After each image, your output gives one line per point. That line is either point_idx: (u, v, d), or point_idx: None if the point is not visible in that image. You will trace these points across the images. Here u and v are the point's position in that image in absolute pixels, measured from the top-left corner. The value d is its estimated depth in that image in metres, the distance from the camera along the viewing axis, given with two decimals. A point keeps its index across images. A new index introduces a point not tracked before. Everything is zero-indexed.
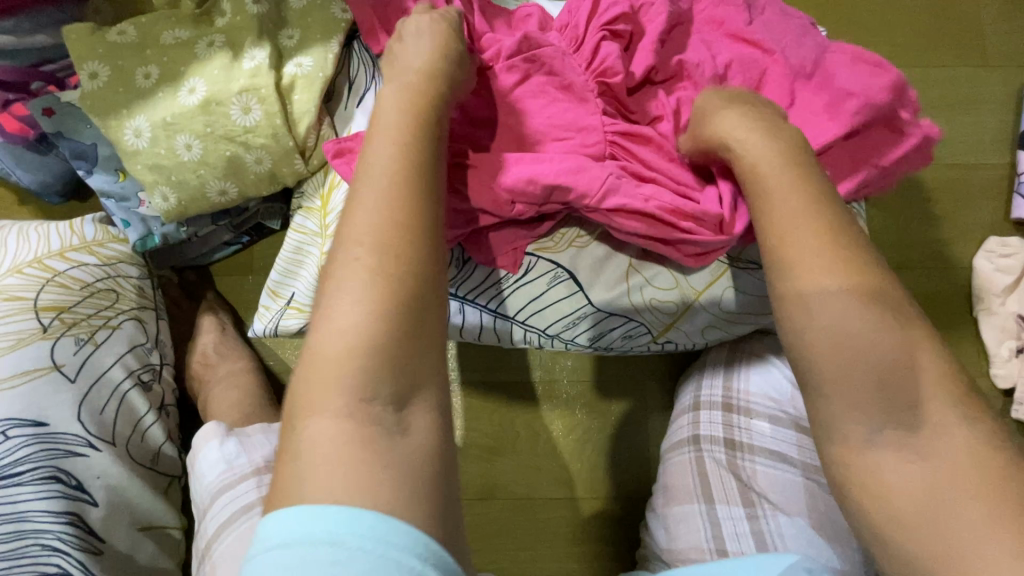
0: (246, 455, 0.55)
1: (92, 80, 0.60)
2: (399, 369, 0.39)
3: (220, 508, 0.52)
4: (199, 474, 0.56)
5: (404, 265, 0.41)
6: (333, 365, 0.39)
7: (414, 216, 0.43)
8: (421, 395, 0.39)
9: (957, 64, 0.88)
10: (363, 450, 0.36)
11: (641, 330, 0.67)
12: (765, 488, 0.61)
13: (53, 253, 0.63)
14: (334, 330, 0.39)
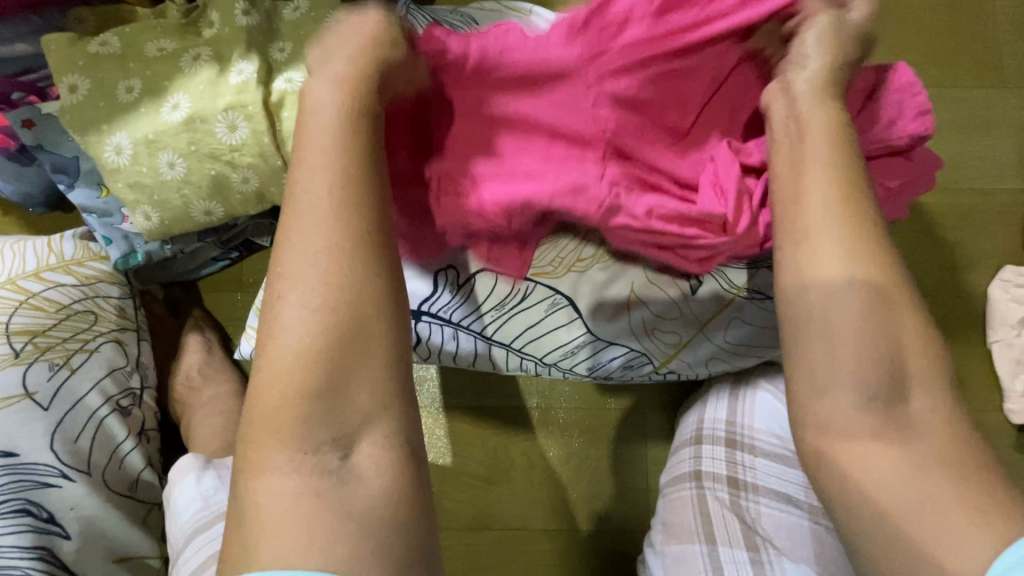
0: (224, 492, 0.55)
1: (72, 94, 0.58)
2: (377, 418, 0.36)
3: (194, 550, 0.52)
4: (175, 511, 0.56)
5: (383, 308, 0.38)
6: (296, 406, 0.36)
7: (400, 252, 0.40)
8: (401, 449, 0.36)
9: (974, 85, 0.85)
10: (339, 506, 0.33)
11: (642, 360, 0.65)
12: (770, 531, 0.58)
13: (28, 273, 0.60)
14: (297, 370, 0.36)
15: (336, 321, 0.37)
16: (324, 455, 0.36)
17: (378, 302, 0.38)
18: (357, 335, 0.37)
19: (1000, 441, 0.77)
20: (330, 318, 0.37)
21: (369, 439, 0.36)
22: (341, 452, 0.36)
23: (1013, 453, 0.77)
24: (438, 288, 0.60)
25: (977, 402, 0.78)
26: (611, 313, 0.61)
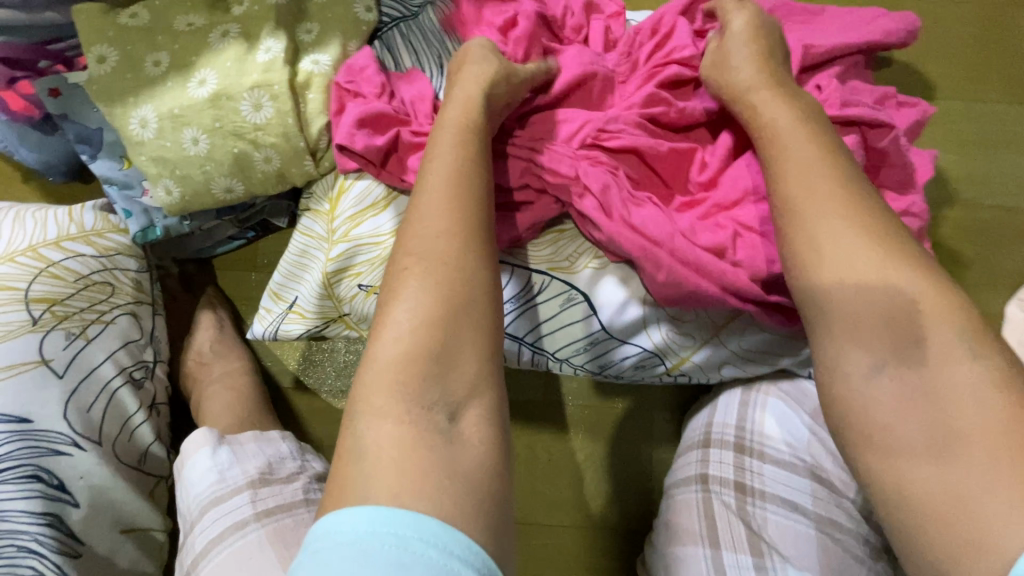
0: (239, 467, 0.56)
1: (100, 65, 0.58)
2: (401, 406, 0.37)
3: (209, 524, 0.52)
4: (188, 483, 0.56)
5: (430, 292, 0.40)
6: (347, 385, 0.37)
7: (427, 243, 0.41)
8: (451, 414, 0.37)
9: (1002, 100, 0.84)
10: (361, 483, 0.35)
11: (655, 361, 0.64)
12: (776, 538, 0.57)
13: (48, 242, 0.60)
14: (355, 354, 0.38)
15: (409, 310, 0.39)
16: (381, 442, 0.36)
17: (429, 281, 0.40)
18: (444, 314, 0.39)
19: None
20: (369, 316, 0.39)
21: None
22: (448, 414, 0.37)
23: None
24: None
25: None
26: (625, 313, 0.61)
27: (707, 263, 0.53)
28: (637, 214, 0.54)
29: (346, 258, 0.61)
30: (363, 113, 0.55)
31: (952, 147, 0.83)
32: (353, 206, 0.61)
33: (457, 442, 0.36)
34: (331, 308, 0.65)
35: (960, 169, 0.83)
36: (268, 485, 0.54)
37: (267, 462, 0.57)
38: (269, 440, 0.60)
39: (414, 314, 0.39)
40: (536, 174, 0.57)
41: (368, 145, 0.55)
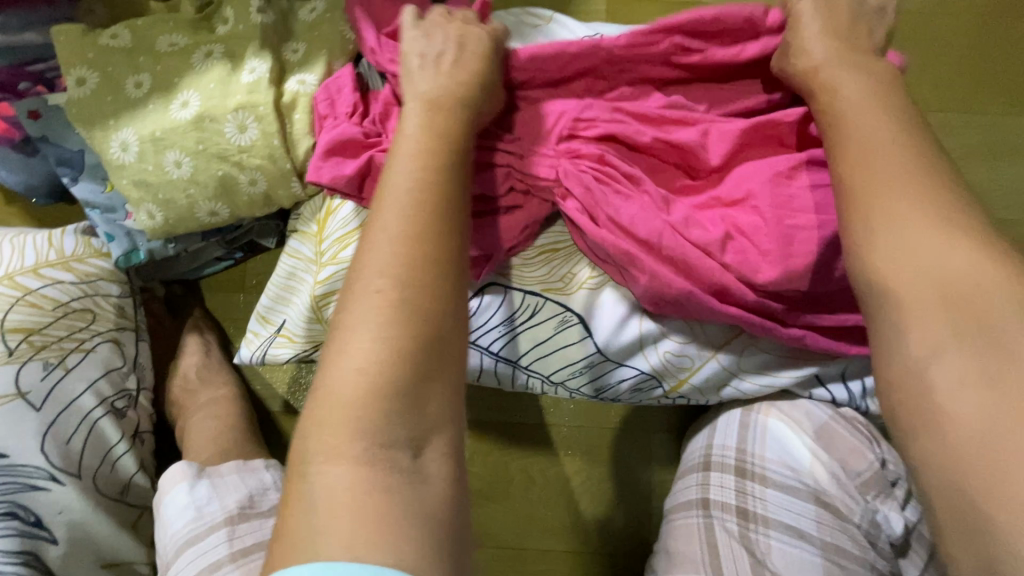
0: (217, 502, 0.54)
1: (79, 87, 0.56)
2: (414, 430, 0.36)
3: (184, 567, 0.51)
4: (164, 519, 0.54)
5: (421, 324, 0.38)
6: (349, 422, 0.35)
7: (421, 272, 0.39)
8: (417, 447, 0.36)
9: (1002, 111, 0.82)
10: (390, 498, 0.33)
11: (652, 382, 0.62)
12: (779, 567, 0.56)
13: (26, 269, 0.59)
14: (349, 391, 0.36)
15: (377, 327, 0.37)
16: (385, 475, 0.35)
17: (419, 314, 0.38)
18: (409, 332, 0.37)
19: None
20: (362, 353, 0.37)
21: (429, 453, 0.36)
22: (412, 450, 0.36)
23: None
24: None
25: None
26: (620, 335, 0.59)
27: (696, 266, 0.52)
28: (626, 212, 0.53)
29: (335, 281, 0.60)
30: (334, 140, 0.53)
31: (953, 159, 0.82)
32: (341, 228, 0.60)
33: (422, 479, 0.35)
34: (319, 332, 0.63)
35: (961, 181, 0.81)
36: (247, 521, 0.53)
37: (248, 494, 0.55)
38: (251, 470, 0.58)
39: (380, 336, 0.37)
40: (520, 179, 0.56)
41: (337, 175, 0.53)
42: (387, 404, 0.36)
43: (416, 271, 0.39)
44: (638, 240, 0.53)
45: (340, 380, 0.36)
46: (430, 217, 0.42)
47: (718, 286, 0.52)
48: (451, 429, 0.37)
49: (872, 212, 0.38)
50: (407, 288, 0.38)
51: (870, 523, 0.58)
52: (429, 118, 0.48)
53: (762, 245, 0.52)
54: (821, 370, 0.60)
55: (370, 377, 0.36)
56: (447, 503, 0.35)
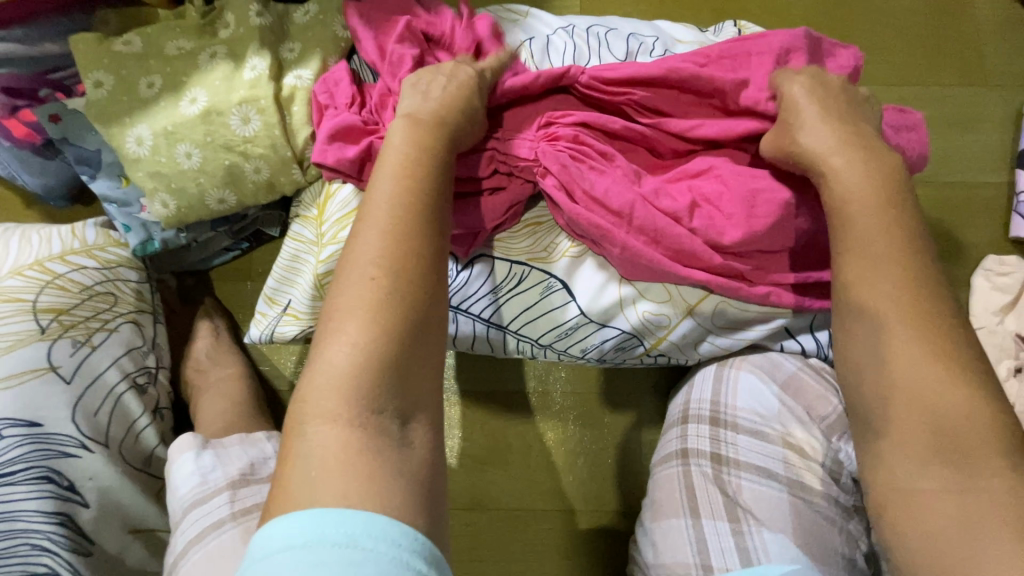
0: (220, 470, 0.57)
1: (97, 89, 0.62)
2: (401, 399, 0.41)
3: (187, 526, 0.53)
4: (172, 484, 0.57)
5: (408, 312, 0.43)
6: (342, 395, 0.40)
7: (410, 273, 0.44)
8: (404, 417, 0.41)
9: (954, 82, 0.88)
10: (380, 456, 0.38)
11: (633, 342, 0.67)
12: (751, 503, 0.60)
13: (53, 256, 0.64)
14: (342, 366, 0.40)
15: (360, 313, 0.42)
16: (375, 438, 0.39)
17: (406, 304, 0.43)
18: (386, 321, 0.42)
19: None
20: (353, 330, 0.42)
21: (416, 422, 0.41)
22: (400, 420, 0.40)
23: None
24: None
25: None
26: (601, 297, 0.64)
27: (666, 232, 0.57)
28: (600, 185, 0.58)
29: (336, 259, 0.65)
30: (335, 126, 0.59)
31: None
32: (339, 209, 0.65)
33: (407, 445, 0.40)
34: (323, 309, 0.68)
35: None
36: (248, 486, 0.56)
37: (250, 463, 0.58)
38: (254, 442, 0.61)
39: (364, 319, 0.42)
40: (502, 161, 0.61)
41: (340, 158, 0.58)
42: (365, 380, 0.40)
43: (402, 266, 0.44)
44: (610, 211, 0.58)
45: (335, 355, 0.41)
46: (416, 216, 0.47)
47: (686, 249, 0.58)
48: (435, 406, 0.43)
49: (853, 267, 0.49)
50: (398, 280, 0.44)
51: (832, 461, 0.62)
52: (411, 130, 0.52)
53: (726, 214, 0.57)
54: (789, 323, 0.65)
55: (361, 354, 0.41)
56: (428, 467, 0.40)
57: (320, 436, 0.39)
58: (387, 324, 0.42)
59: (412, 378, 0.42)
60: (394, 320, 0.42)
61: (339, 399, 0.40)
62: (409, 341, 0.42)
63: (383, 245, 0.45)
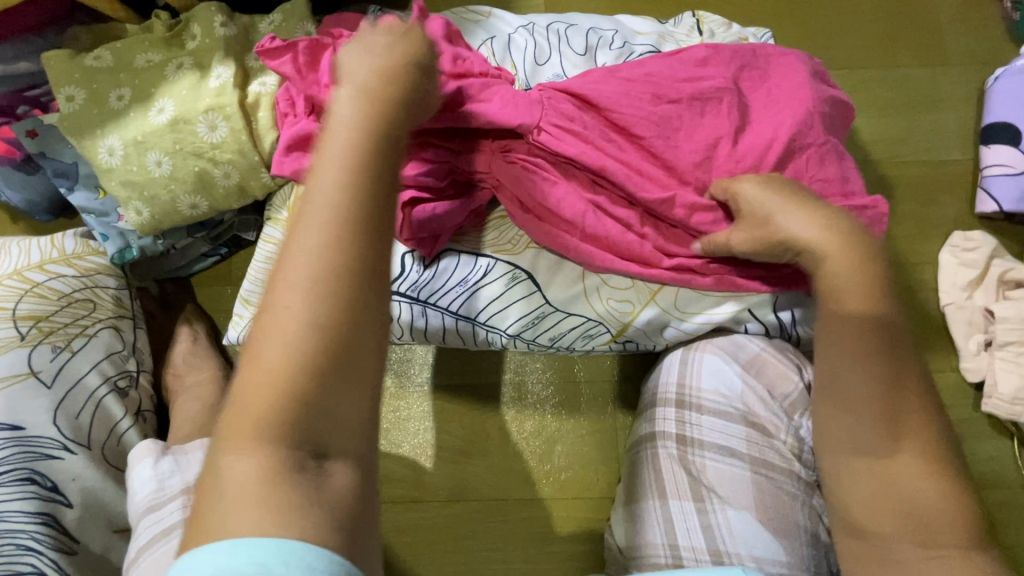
0: (179, 476, 0.58)
1: (69, 103, 0.64)
2: (320, 427, 0.33)
3: (143, 530, 0.54)
4: (129, 491, 0.58)
5: (334, 327, 0.35)
6: (255, 419, 0.33)
7: (347, 276, 0.35)
8: (321, 449, 0.33)
9: (916, 64, 0.89)
10: (299, 486, 0.31)
11: (600, 329, 0.68)
12: (714, 482, 0.61)
13: (33, 265, 0.67)
14: (260, 386, 0.34)
15: (296, 332, 0.34)
16: (295, 461, 0.32)
17: (331, 319, 0.35)
18: (330, 344, 0.34)
19: (960, 401, 0.80)
20: (278, 349, 0.34)
21: (342, 453, 0.34)
22: (317, 452, 0.33)
23: (971, 410, 0.79)
24: (407, 270, 0.67)
25: (934, 363, 0.81)
26: (563, 286, 0.67)
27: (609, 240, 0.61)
28: (554, 196, 0.61)
29: None
30: (293, 135, 0.60)
31: (874, 111, 0.88)
32: None
33: (326, 480, 0.32)
34: None
35: (884, 130, 0.88)
36: None
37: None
38: None
39: (297, 339, 0.34)
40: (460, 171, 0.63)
41: (296, 169, 0.61)
42: (298, 407, 0.33)
43: (337, 270, 0.35)
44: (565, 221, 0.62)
45: (256, 375, 0.34)
46: (359, 206, 0.37)
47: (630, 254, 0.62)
48: (367, 437, 0.35)
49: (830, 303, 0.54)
50: (327, 284, 0.35)
51: (795, 438, 0.63)
52: (364, 103, 0.42)
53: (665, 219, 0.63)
54: (751, 304, 0.66)
55: (282, 372, 0.34)
56: (354, 505, 0.33)
57: (232, 463, 0.32)
58: (314, 343, 0.34)
59: (339, 406, 0.34)
60: (342, 342, 0.35)
61: (254, 421, 0.33)
62: (340, 363, 0.34)
63: (313, 242, 0.36)
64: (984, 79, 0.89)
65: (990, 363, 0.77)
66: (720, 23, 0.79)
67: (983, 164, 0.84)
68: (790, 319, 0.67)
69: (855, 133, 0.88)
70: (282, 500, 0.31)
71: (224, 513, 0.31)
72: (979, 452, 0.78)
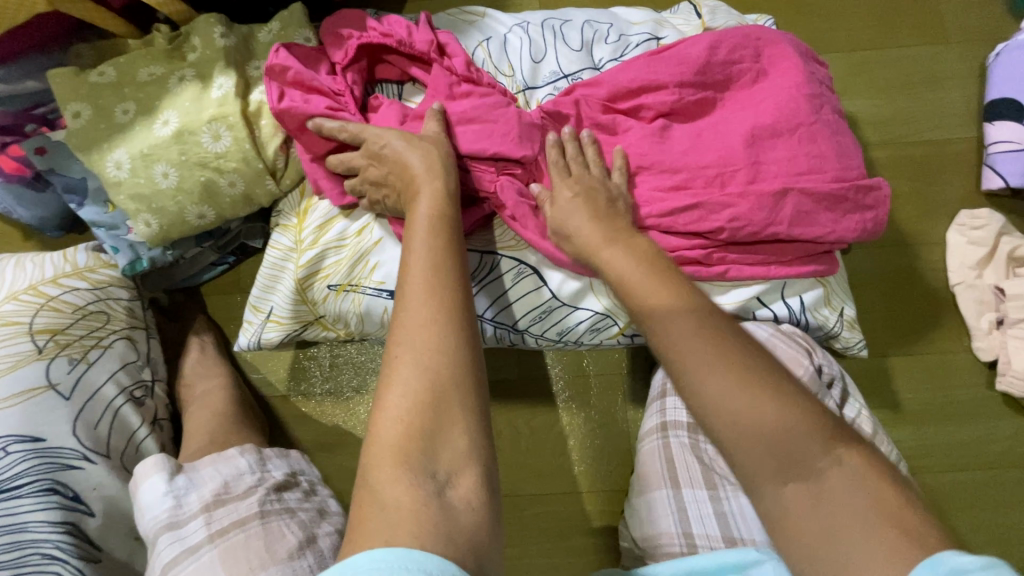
0: (195, 493, 0.59)
1: (76, 119, 0.65)
2: (442, 456, 0.39)
3: (163, 547, 0.55)
4: (142, 507, 0.58)
5: (442, 367, 0.41)
6: (393, 455, 0.39)
7: (446, 326, 0.43)
8: (446, 480, 0.38)
9: (915, 43, 0.89)
10: (430, 509, 0.36)
11: (607, 322, 0.68)
12: (727, 469, 0.61)
13: (47, 280, 0.68)
14: (391, 425, 0.40)
15: (411, 378, 0.41)
16: (427, 487, 0.37)
17: (439, 361, 0.42)
18: (439, 393, 0.41)
19: (974, 380, 0.79)
20: (402, 394, 0.41)
21: (461, 480, 0.39)
22: (445, 482, 0.38)
23: (985, 390, 0.79)
24: None
25: (946, 344, 0.80)
26: (568, 281, 0.66)
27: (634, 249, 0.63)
28: None
29: (315, 263, 0.68)
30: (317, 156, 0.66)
31: (875, 92, 0.88)
32: (320, 218, 0.68)
33: (450, 509, 0.37)
34: (306, 312, 0.70)
35: (885, 112, 0.87)
36: (223, 505, 0.58)
37: (223, 482, 0.60)
38: (227, 460, 0.63)
39: (409, 393, 0.40)
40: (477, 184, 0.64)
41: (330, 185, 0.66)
42: (421, 444, 0.39)
43: (431, 322, 0.43)
44: None
45: (387, 418, 0.40)
46: (438, 266, 0.47)
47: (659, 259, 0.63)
48: (481, 464, 0.40)
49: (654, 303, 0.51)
50: (427, 333, 0.43)
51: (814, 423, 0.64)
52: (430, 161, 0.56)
53: (702, 212, 0.62)
54: (762, 293, 0.66)
55: (406, 409, 0.40)
56: (481, 527, 0.37)
57: (374, 496, 0.37)
58: (429, 386, 0.41)
59: (452, 437, 0.40)
60: (444, 392, 0.41)
61: (392, 456, 0.39)
62: (456, 398, 0.41)
63: (416, 303, 0.45)
64: (985, 55, 0.88)
65: (1004, 341, 0.77)
66: (718, 10, 0.79)
67: (988, 141, 0.83)
68: (799, 305, 0.67)
69: (855, 115, 0.87)
70: (425, 518, 0.36)
71: (377, 530, 0.35)
72: (995, 431, 0.78)
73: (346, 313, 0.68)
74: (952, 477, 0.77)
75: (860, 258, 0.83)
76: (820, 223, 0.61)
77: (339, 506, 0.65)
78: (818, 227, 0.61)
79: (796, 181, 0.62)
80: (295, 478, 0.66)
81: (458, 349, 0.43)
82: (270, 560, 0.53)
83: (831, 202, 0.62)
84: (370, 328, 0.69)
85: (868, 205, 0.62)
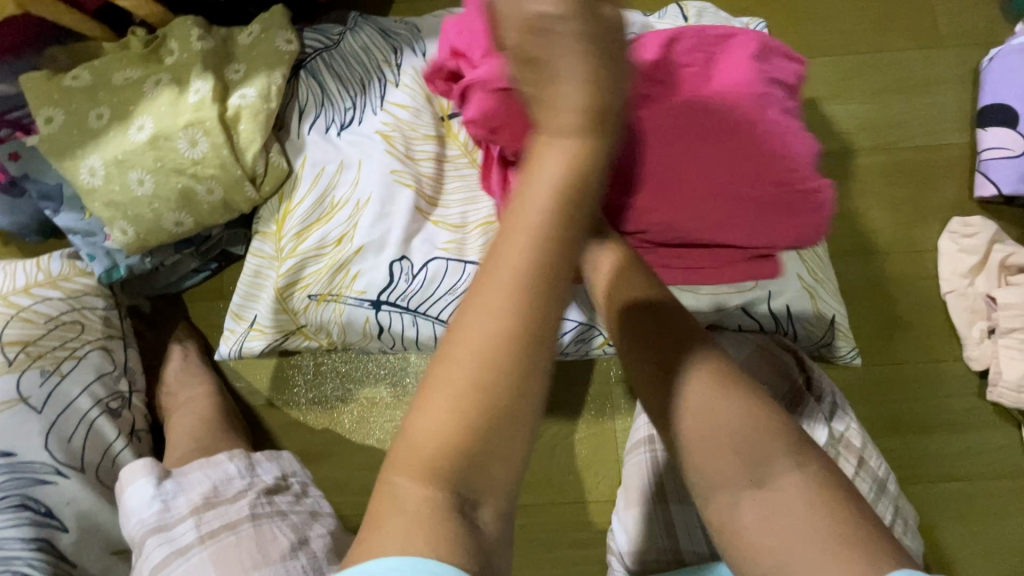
0: (183, 496, 0.57)
1: (48, 124, 0.64)
2: (485, 474, 0.34)
3: (152, 549, 0.54)
4: (128, 511, 0.57)
5: (504, 374, 0.34)
6: (430, 464, 0.34)
7: (527, 322, 0.35)
8: (476, 501, 0.34)
9: (907, 47, 0.88)
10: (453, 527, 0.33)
11: (593, 332, 0.67)
12: None
13: (19, 289, 0.66)
14: (434, 432, 0.34)
15: (464, 382, 0.35)
16: (458, 506, 0.33)
17: (506, 365, 0.35)
18: (496, 404, 0.34)
19: (964, 389, 0.78)
20: (453, 399, 0.34)
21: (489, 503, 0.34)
22: (474, 502, 0.34)
23: (977, 399, 0.78)
24: (396, 279, 0.65)
25: (937, 352, 0.79)
26: None
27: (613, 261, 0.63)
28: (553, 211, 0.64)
29: (295, 272, 0.66)
30: None
31: (867, 97, 0.87)
32: (298, 224, 0.66)
33: (477, 528, 0.33)
34: (287, 321, 0.69)
35: (877, 117, 0.86)
36: (212, 509, 0.56)
37: (212, 486, 0.58)
38: (216, 463, 0.61)
39: (454, 395, 0.34)
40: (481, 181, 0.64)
41: None
42: (463, 458, 0.34)
43: (508, 316, 0.35)
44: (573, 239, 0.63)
45: (433, 422, 0.35)
46: (549, 237, 0.37)
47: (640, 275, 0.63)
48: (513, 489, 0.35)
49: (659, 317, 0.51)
50: (495, 330, 0.35)
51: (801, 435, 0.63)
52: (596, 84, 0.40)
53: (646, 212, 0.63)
54: (746, 304, 0.65)
55: (452, 415, 0.34)
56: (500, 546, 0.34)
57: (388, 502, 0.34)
58: (484, 391, 0.34)
59: (492, 454, 0.34)
60: (500, 406, 0.34)
61: (429, 463, 0.34)
62: (520, 411, 0.35)
63: (498, 280, 0.36)
64: (978, 60, 0.87)
65: (995, 351, 0.76)
66: (707, 13, 0.78)
67: (981, 147, 0.82)
68: (787, 315, 0.66)
69: (846, 120, 0.86)
70: (448, 528, 0.33)
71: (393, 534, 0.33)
72: (986, 441, 0.77)
73: (328, 323, 0.67)
74: (942, 487, 0.76)
75: (851, 265, 0.82)
76: (757, 230, 0.63)
77: (332, 508, 0.63)
78: (755, 235, 0.63)
79: (762, 182, 0.62)
80: (287, 481, 0.63)
81: (521, 365, 0.35)
82: (263, 560, 0.52)
83: (770, 209, 0.63)
84: (352, 338, 0.68)
85: (809, 212, 0.63)
